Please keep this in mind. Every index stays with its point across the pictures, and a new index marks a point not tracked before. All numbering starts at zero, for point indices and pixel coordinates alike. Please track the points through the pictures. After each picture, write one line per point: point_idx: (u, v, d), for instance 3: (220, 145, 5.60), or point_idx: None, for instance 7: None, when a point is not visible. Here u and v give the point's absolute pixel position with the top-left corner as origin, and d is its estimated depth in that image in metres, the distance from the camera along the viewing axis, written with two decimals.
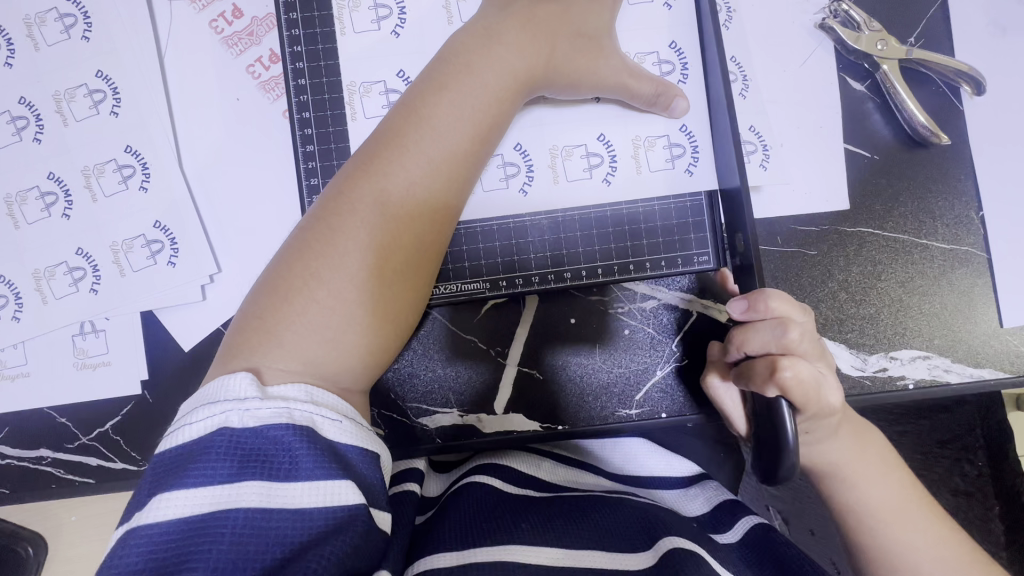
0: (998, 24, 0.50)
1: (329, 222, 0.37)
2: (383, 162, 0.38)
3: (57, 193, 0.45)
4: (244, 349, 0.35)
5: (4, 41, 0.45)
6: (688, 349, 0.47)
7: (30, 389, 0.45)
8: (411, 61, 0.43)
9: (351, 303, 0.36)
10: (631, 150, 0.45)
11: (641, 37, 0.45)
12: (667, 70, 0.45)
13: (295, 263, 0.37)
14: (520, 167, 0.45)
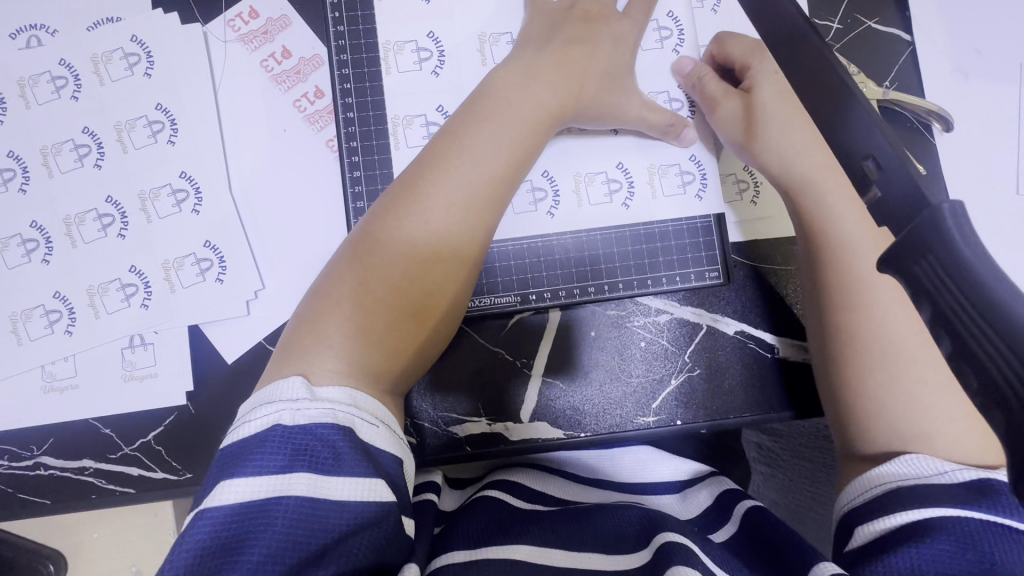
0: (961, 70, 0.56)
1: (381, 234, 0.41)
2: (427, 182, 0.42)
3: (114, 215, 0.48)
4: (302, 352, 0.38)
5: (72, 77, 0.48)
6: (700, 360, 0.51)
7: (77, 401, 0.47)
8: (447, 98, 0.48)
9: (401, 308, 0.40)
10: (644, 178, 0.50)
11: (651, 78, 0.50)
12: (676, 107, 0.50)
13: (347, 275, 0.40)
14: (544, 193, 0.49)
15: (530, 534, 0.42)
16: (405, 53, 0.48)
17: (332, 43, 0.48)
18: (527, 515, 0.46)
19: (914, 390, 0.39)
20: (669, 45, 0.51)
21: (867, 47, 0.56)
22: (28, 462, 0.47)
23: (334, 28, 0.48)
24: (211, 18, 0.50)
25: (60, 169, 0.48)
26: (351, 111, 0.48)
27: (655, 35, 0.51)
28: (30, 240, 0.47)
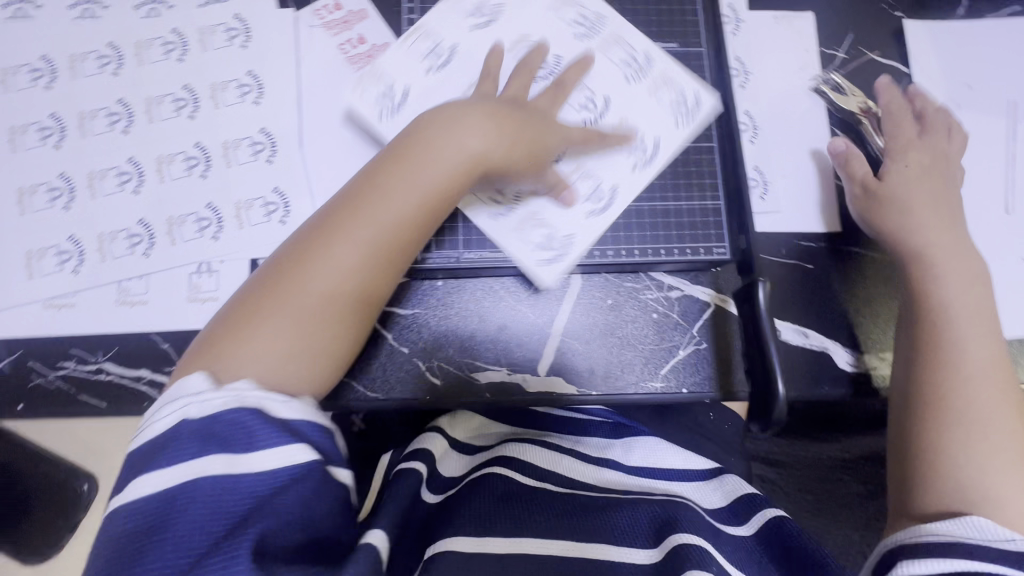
0: (955, 101, 0.63)
1: (292, 267, 0.45)
2: (364, 229, 0.45)
3: (200, 158, 0.55)
4: (207, 354, 0.43)
5: (180, 43, 0.57)
6: (706, 333, 0.56)
7: (145, 315, 0.52)
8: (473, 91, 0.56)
9: (314, 335, 0.44)
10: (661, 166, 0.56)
11: (640, 86, 0.57)
12: (681, 109, 0.57)
13: (266, 294, 0.44)
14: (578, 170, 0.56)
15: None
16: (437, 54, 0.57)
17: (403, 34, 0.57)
18: (526, 500, 0.51)
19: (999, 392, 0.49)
20: (639, 59, 0.58)
21: (869, 75, 0.64)
22: (92, 366, 0.52)
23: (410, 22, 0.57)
24: (302, 6, 0.59)
25: (159, 117, 0.55)
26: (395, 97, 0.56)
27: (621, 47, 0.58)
28: (125, 172, 0.54)
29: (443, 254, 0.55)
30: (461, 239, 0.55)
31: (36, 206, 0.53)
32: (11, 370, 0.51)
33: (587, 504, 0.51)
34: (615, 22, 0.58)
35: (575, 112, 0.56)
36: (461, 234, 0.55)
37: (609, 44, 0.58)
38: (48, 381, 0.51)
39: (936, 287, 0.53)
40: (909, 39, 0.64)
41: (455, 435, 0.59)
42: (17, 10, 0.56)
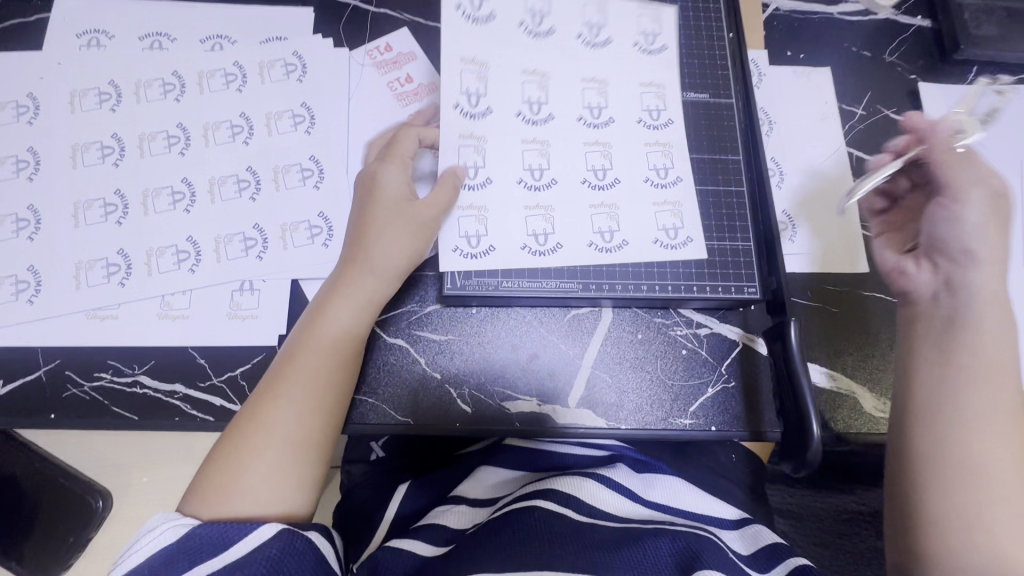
0: None
1: (310, 327, 0.49)
2: (359, 290, 0.51)
3: (250, 181, 0.57)
4: (239, 437, 0.45)
5: (241, 76, 0.60)
6: (735, 371, 0.56)
7: (185, 329, 0.53)
8: (525, 107, 0.58)
9: (326, 391, 0.48)
10: (656, 221, 0.57)
11: (648, 136, 0.59)
12: (662, 170, 0.58)
13: (287, 359, 0.48)
14: (599, 211, 0.57)
15: (549, 550, 0.45)
16: (538, 82, 0.59)
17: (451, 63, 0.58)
18: (551, 526, 0.48)
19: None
20: (662, 114, 0.60)
21: (889, 130, 0.67)
22: (128, 378, 0.52)
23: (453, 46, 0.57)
24: (356, 46, 0.63)
25: (215, 141, 0.58)
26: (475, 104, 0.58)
27: (655, 98, 0.60)
28: (178, 192, 0.56)
29: (464, 258, 0.55)
30: (481, 251, 0.55)
31: (90, 220, 0.55)
32: (48, 379, 0.52)
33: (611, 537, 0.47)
34: (667, 74, 0.61)
35: (599, 154, 0.58)
36: (478, 243, 0.55)
37: (646, 94, 0.60)
38: (82, 392, 0.52)
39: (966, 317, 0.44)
40: (924, 99, 0.68)
41: (474, 494, 0.57)
42: (91, 40, 0.61)
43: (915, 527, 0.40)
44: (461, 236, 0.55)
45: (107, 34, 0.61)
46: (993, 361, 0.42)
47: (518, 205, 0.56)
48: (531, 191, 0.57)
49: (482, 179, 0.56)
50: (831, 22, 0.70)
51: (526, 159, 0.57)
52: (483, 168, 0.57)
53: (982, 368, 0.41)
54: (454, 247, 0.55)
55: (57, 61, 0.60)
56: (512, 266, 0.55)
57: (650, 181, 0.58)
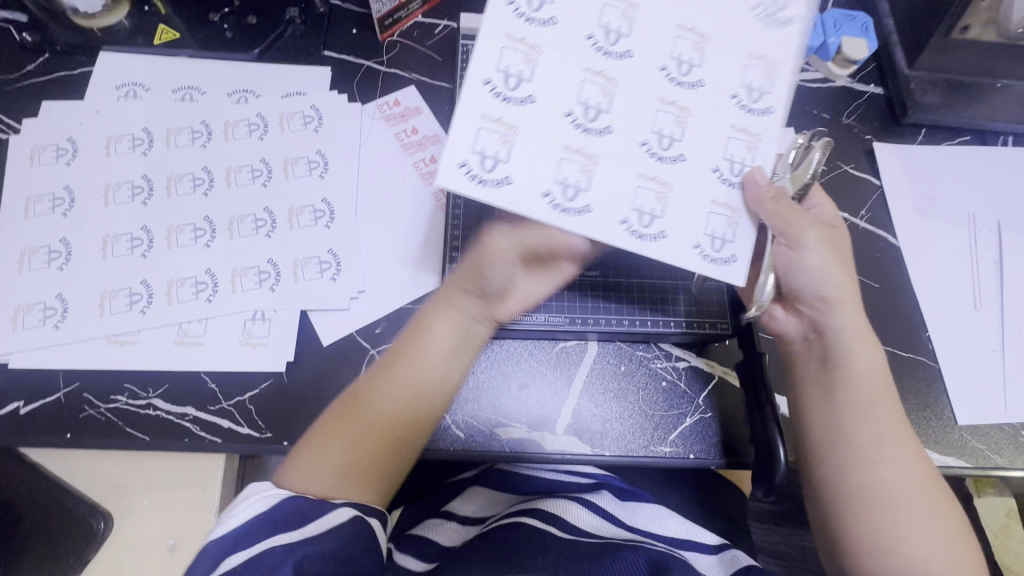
0: (921, 211, 0.73)
1: (409, 339, 0.54)
2: (462, 317, 0.54)
3: (267, 220, 0.63)
4: (330, 430, 0.50)
5: (263, 126, 0.67)
6: (710, 403, 0.60)
7: (199, 355, 0.57)
8: (600, 34, 0.46)
9: (415, 401, 0.52)
10: (704, 223, 0.47)
11: (735, 116, 0.47)
12: (738, 166, 0.47)
13: (385, 368, 0.53)
14: (646, 185, 0.46)
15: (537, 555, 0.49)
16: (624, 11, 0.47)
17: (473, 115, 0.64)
18: (536, 541, 0.52)
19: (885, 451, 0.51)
20: (762, 96, 0.47)
21: (847, 185, 0.74)
22: (142, 401, 0.55)
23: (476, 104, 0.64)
24: (369, 101, 0.69)
25: (236, 184, 0.64)
26: (535, 10, 0.46)
27: (761, 75, 0.47)
28: (200, 229, 0.61)
29: (467, 179, 0.43)
30: (494, 180, 0.44)
31: (117, 252, 0.60)
32: (66, 401, 0.55)
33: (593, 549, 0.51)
34: (780, 47, 0.48)
35: (671, 117, 0.47)
36: (494, 167, 0.44)
37: (750, 66, 0.48)
38: (99, 413, 0.55)
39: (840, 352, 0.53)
40: (879, 157, 0.75)
41: (464, 511, 0.62)
42: (129, 91, 0.67)
43: (843, 537, 0.52)
44: (475, 152, 0.44)
45: (144, 86, 0.67)
46: (868, 381, 0.53)
47: (553, 148, 0.45)
48: (578, 132, 0.45)
49: (522, 94, 0.45)
50: (794, 88, 0.78)
51: (583, 91, 0.46)
52: (527, 82, 0.45)
53: (855, 399, 0.53)
54: (462, 164, 0.43)
55: (97, 109, 0.66)
56: (520, 211, 0.44)
57: (720, 174, 0.47)
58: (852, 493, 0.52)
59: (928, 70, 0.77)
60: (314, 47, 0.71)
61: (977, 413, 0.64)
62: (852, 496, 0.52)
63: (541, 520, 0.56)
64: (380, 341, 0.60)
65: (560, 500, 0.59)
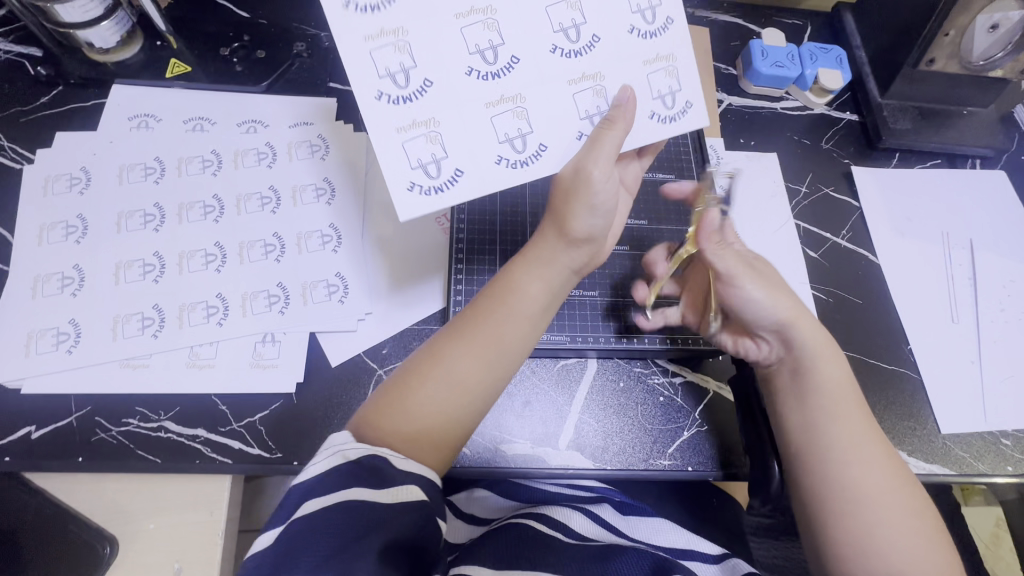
0: (898, 230, 0.77)
1: (490, 293, 0.54)
2: (555, 268, 0.54)
3: (276, 245, 0.65)
4: (399, 392, 0.50)
5: (271, 154, 0.69)
6: (706, 416, 0.63)
7: (210, 377, 0.58)
8: (478, 59, 0.50)
9: (489, 364, 0.51)
10: (648, 91, 0.53)
11: (645, 50, 0.53)
12: (668, 98, 0.54)
13: (464, 327, 0.53)
14: (585, 85, 0.52)
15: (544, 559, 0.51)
16: (486, 22, 0.50)
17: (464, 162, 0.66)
18: (542, 546, 0.54)
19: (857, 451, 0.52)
20: (675, 98, 0.54)
21: (828, 206, 0.78)
22: (154, 424, 0.56)
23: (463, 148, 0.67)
24: None
25: (246, 211, 0.66)
26: (405, 85, 0.49)
27: (665, 77, 0.53)
28: (211, 254, 0.63)
29: (422, 195, 0.50)
30: (445, 179, 0.50)
31: (129, 278, 0.61)
32: (78, 425, 0.56)
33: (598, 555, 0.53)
34: (672, 42, 0.53)
35: (590, 92, 0.52)
36: (440, 169, 0.50)
37: (652, 72, 0.53)
38: (110, 436, 0.56)
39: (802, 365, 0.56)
40: (857, 180, 0.80)
41: (471, 511, 0.65)
42: (141, 122, 0.69)
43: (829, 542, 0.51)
44: (414, 166, 0.50)
45: (155, 116, 0.70)
46: (837, 396, 0.55)
47: (477, 111, 0.50)
48: (486, 82, 0.50)
49: (416, 83, 0.49)
50: (776, 115, 0.83)
51: (500, 126, 0.51)
52: (414, 70, 0.49)
53: (829, 407, 0.54)
54: (411, 183, 0.50)
55: (110, 139, 0.68)
56: (485, 183, 0.51)
57: (654, 115, 0.54)
58: (845, 501, 0.51)
59: (899, 98, 0.82)
60: (320, 79, 0.74)
61: (959, 422, 0.67)
62: (844, 504, 0.51)
63: (546, 525, 0.58)
64: (387, 361, 0.61)
65: (564, 508, 0.61)
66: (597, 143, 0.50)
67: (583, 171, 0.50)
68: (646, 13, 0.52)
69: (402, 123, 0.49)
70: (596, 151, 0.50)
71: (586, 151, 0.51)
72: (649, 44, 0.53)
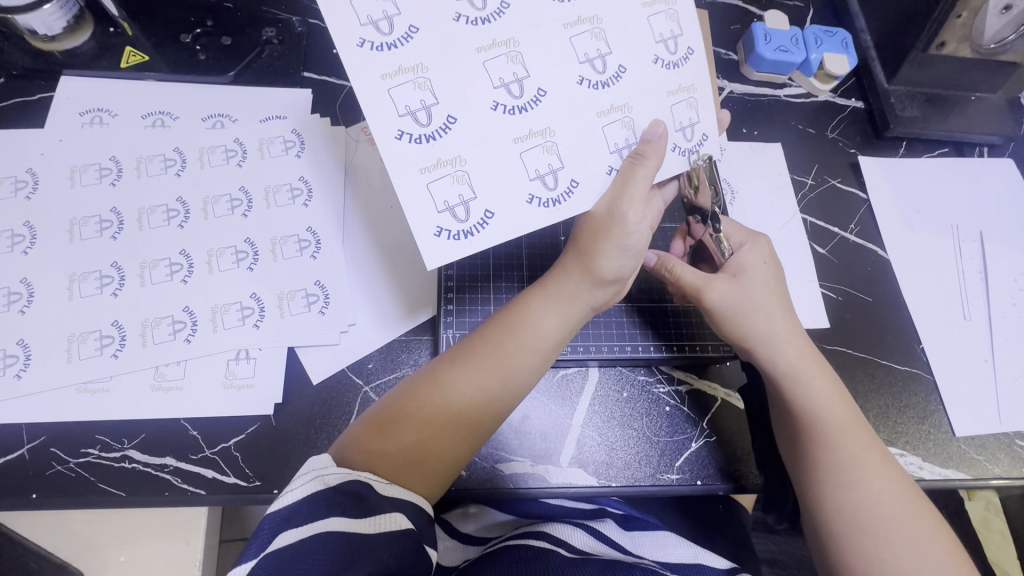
0: (907, 222, 0.74)
1: (503, 324, 0.50)
2: (574, 306, 0.51)
3: (248, 252, 0.59)
4: (398, 410, 0.46)
5: (241, 152, 0.63)
6: (715, 426, 0.59)
7: (178, 399, 0.53)
8: (503, 93, 0.45)
9: (497, 388, 0.48)
10: (673, 117, 0.49)
11: (669, 80, 0.49)
12: (688, 130, 0.50)
13: (473, 348, 0.49)
14: (611, 118, 0.47)
15: None
16: (509, 54, 0.45)
17: None
18: (544, 562, 0.48)
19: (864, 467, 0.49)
20: (695, 131, 0.50)
21: (835, 199, 0.75)
22: (116, 454, 0.51)
23: None
24: (352, 124, 0.67)
25: (214, 215, 0.60)
26: (427, 122, 0.44)
27: (688, 109, 0.49)
28: (176, 263, 0.58)
29: (450, 241, 0.45)
30: (474, 223, 0.45)
31: (85, 292, 0.56)
32: (31, 457, 0.51)
33: (605, 568, 0.47)
34: (695, 71, 0.49)
35: (619, 124, 0.48)
36: (469, 212, 0.45)
37: (676, 104, 0.49)
38: (67, 469, 0.51)
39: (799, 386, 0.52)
40: (864, 171, 0.76)
41: (466, 528, 0.59)
42: (94, 118, 0.63)
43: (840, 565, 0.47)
44: (441, 210, 0.44)
45: (110, 113, 0.63)
46: (841, 417, 0.51)
47: (505, 145, 0.45)
48: (514, 117, 0.45)
49: (439, 119, 0.44)
50: (779, 103, 0.79)
51: (531, 163, 0.46)
52: (436, 107, 0.44)
53: (837, 428, 0.51)
54: (438, 228, 0.45)
55: (59, 138, 0.62)
56: (518, 228, 0.46)
57: (677, 148, 0.50)
58: (860, 547, 0.47)
59: (907, 83, 0.78)
60: (292, 69, 0.68)
61: (973, 423, 0.64)
62: (858, 550, 0.47)
63: (547, 543, 0.51)
64: (373, 377, 0.57)
65: (565, 525, 0.55)
66: (630, 180, 0.46)
67: (617, 211, 0.47)
68: (670, 43, 0.48)
69: (426, 163, 0.44)
70: (629, 188, 0.47)
71: (617, 188, 0.47)
72: (675, 74, 0.49)
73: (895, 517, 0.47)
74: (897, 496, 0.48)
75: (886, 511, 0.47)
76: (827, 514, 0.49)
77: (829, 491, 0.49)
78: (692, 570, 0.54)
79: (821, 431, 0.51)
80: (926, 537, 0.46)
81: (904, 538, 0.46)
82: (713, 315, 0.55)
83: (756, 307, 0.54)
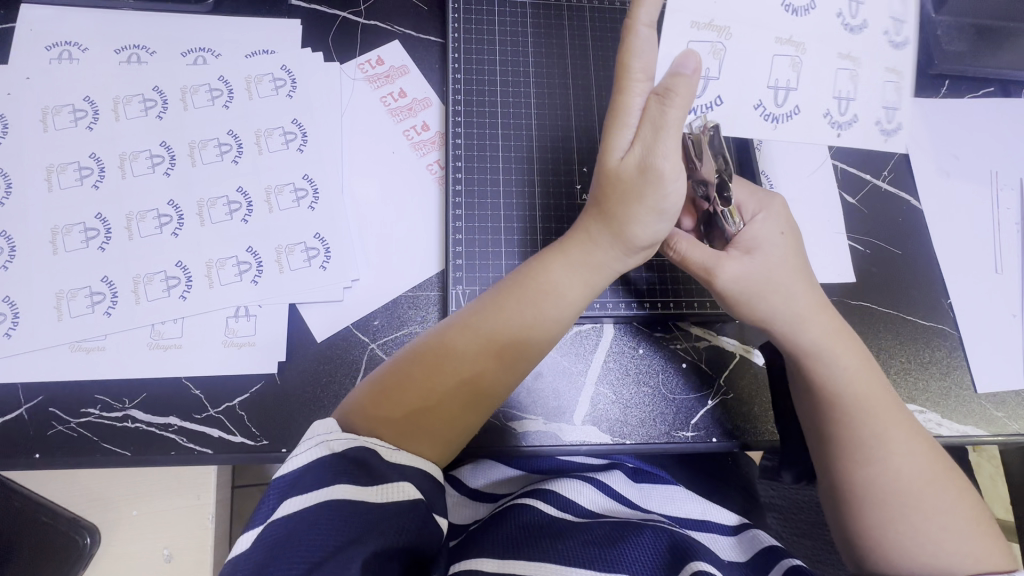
0: (944, 169, 0.69)
1: (520, 290, 0.47)
2: (599, 271, 0.48)
3: (241, 203, 0.55)
4: (407, 378, 0.44)
5: (226, 91, 0.58)
6: (732, 384, 0.58)
7: (177, 358, 0.51)
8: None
9: (520, 353, 0.46)
10: (834, 82, 0.53)
11: (844, 43, 0.52)
12: (844, 103, 0.54)
13: (492, 313, 0.46)
14: (784, 51, 0.52)
15: (556, 538, 0.45)
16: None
17: (514, 141, 0.59)
18: (554, 523, 0.47)
19: (882, 438, 0.48)
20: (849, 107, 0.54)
21: None
22: (118, 414, 0.50)
23: (504, 121, 0.60)
24: (348, 58, 0.61)
25: (201, 161, 0.56)
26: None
27: (848, 80, 0.53)
28: (165, 215, 0.54)
29: None
30: None
31: (71, 246, 0.53)
32: (30, 417, 0.50)
33: (615, 528, 0.47)
34: (867, 44, 0.53)
35: (788, 62, 0.52)
36: (706, 90, 0.53)
37: (841, 69, 0.53)
38: (69, 429, 0.50)
39: (825, 361, 0.50)
40: None
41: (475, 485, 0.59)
42: (63, 53, 0.57)
43: (856, 530, 0.47)
44: None
45: (80, 46, 0.57)
46: (866, 392, 0.49)
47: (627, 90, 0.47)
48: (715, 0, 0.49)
49: None
50: None
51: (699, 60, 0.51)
52: None
53: (871, 401, 0.49)
54: None
55: (26, 75, 0.56)
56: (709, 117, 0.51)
57: (829, 117, 0.55)
58: (874, 521, 0.46)
59: (956, 13, 0.71)
60: None
61: (994, 379, 0.62)
62: (873, 524, 0.46)
63: (556, 503, 0.51)
64: (380, 334, 0.54)
65: (575, 482, 0.54)
66: (661, 130, 0.41)
67: (650, 166, 0.42)
68: (898, 24, 0.53)
69: None
70: (662, 137, 0.41)
71: (648, 139, 0.42)
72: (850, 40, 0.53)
73: (909, 487, 0.46)
74: (913, 463, 0.47)
75: (903, 480, 0.46)
76: (842, 489, 0.48)
77: (848, 468, 0.48)
78: (702, 527, 0.54)
79: (842, 404, 0.49)
80: (941, 501, 0.46)
81: (920, 505, 0.46)
82: (725, 296, 0.51)
83: (771, 285, 0.50)
